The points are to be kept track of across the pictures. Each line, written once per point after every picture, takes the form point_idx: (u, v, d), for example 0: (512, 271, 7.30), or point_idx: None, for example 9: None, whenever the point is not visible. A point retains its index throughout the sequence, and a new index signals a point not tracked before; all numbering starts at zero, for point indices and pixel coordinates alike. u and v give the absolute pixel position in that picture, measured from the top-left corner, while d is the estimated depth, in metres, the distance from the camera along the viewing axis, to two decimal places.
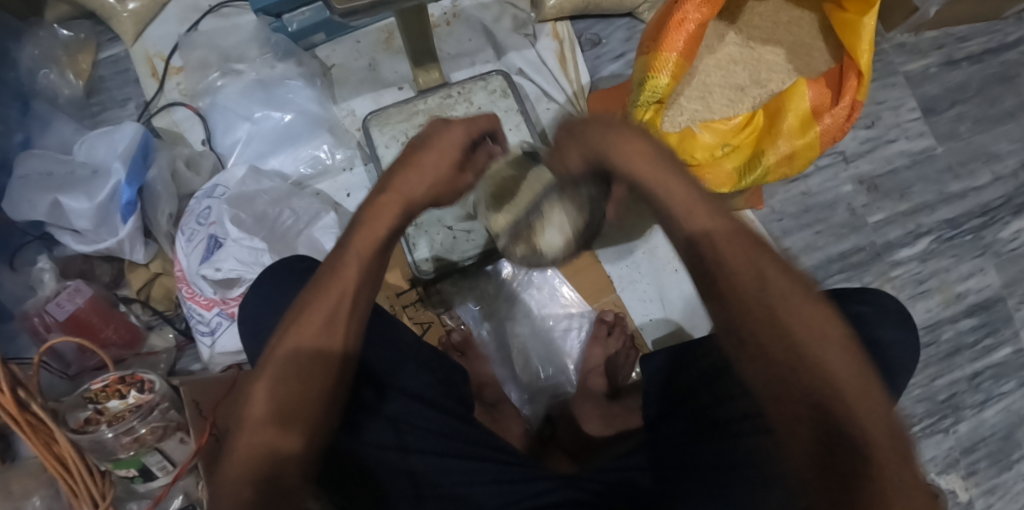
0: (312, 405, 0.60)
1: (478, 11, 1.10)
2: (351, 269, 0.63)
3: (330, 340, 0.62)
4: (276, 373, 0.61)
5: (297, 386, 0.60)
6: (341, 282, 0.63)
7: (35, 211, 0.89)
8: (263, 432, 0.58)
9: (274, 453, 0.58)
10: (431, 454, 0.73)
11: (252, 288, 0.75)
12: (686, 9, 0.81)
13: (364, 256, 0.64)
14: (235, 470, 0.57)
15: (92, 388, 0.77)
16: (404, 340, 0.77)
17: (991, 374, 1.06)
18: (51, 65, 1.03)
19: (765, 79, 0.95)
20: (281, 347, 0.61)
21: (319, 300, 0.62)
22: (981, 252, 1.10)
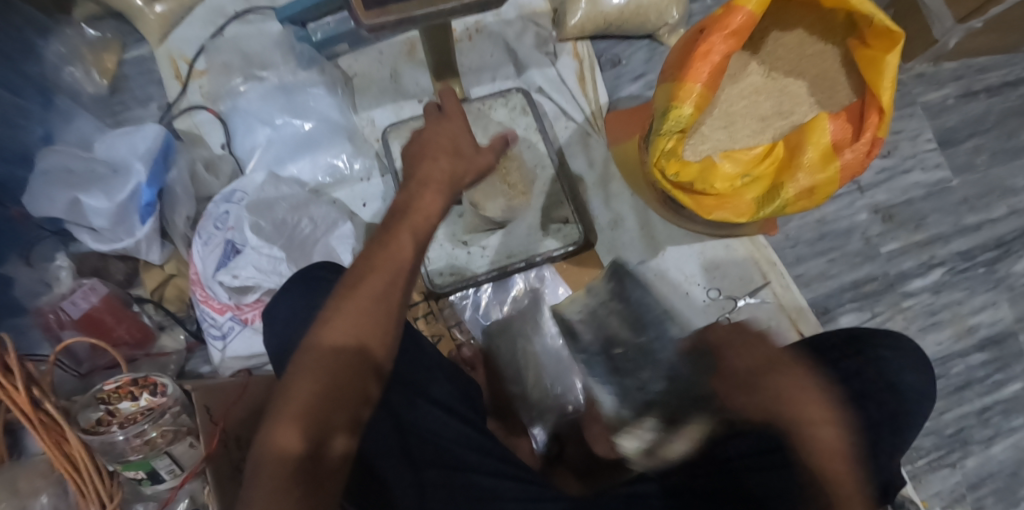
0: (346, 401, 0.61)
1: (502, 27, 1.09)
2: (397, 255, 0.66)
3: (368, 336, 0.62)
4: (314, 364, 0.61)
5: (332, 381, 0.61)
6: (385, 269, 0.64)
7: (53, 208, 0.89)
8: (297, 426, 0.59)
9: (309, 447, 0.59)
10: (449, 467, 0.73)
11: (279, 294, 0.75)
12: (713, 39, 0.73)
13: (412, 233, 0.67)
14: (271, 463, 0.58)
15: (105, 388, 0.77)
16: (427, 355, 0.77)
17: (1001, 409, 1.07)
18: (77, 62, 1.06)
19: (790, 110, 0.88)
20: (320, 339, 0.62)
21: (363, 289, 0.63)
22: (994, 286, 1.11)
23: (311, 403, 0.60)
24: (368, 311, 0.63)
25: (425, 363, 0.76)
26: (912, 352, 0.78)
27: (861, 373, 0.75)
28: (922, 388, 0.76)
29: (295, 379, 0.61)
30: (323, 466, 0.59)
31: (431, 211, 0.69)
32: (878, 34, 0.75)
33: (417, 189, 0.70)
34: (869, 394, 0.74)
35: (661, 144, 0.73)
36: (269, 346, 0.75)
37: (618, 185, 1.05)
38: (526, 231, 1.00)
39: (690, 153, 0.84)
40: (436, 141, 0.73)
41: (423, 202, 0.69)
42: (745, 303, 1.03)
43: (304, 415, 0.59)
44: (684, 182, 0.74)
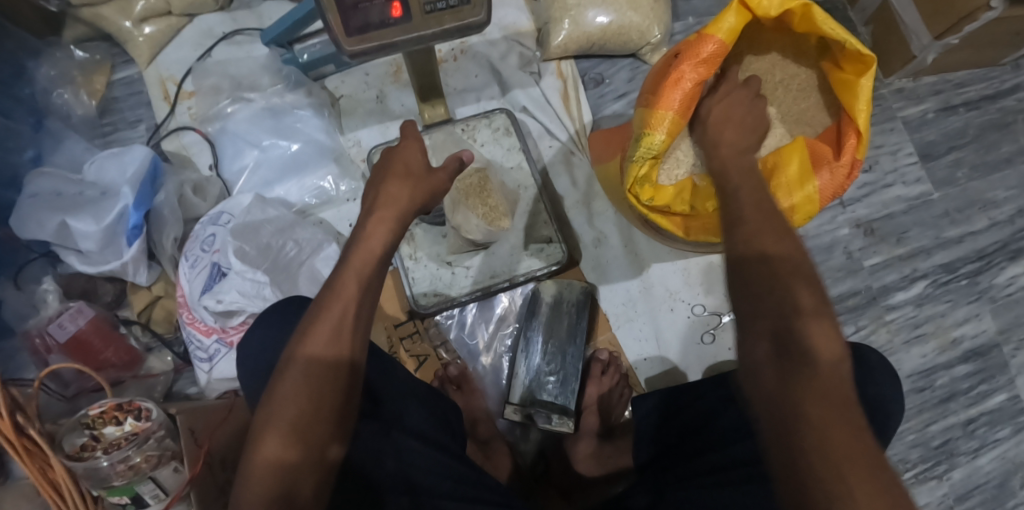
0: (321, 419, 0.63)
1: (487, 48, 1.11)
2: (350, 290, 0.67)
3: (338, 350, 0.64)
4: (287, 400, 0.62)
5: (306, 396, 0.62)
6: (341, 302, 0.65)
7: (42, 230, 0.91)
8: (275, 445, 0.61)
9: (286, 466, 0.61)
10: (434, 493, 0.74)
11: (258, 322, 0.77)
12: (684, 68, 0.74)
13: (359, 271, 0.68)
14: (254, 486, 0.60)
15: (89, 413, 0.78)
16: (401, 381, 0.80)
17: (986, 420, 1.08)
18: (67, 85, 1.07)
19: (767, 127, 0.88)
20: (293, 358, 0.64)
21: (320, 326, 0.65)
22: (977, 298, 1.12)
23: (292, 417, 0.62)
24: (333, 341, 0.64)
25: (399, 393, 0.78)
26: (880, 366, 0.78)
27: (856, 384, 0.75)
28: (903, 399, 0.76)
29: (270, 419, 0.62)
30: (305, 494, 0.61)
31: (376, 240, 0.71)
32: (851, 58, 0.76)
33: (362, 221, 0.73)
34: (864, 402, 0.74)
35: (635, 171, 0.75)
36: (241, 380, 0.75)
37: (601, 203, 1.07)
38: (509, 251, 1.00)
39: (666, 178, 0.88)
40: (387, 166, 0.76)
41: (370, 231, 0.71)
42: (730, 318, 1.03)
43: (287, 446, 0.61)
44: (659, 206, 0.76)
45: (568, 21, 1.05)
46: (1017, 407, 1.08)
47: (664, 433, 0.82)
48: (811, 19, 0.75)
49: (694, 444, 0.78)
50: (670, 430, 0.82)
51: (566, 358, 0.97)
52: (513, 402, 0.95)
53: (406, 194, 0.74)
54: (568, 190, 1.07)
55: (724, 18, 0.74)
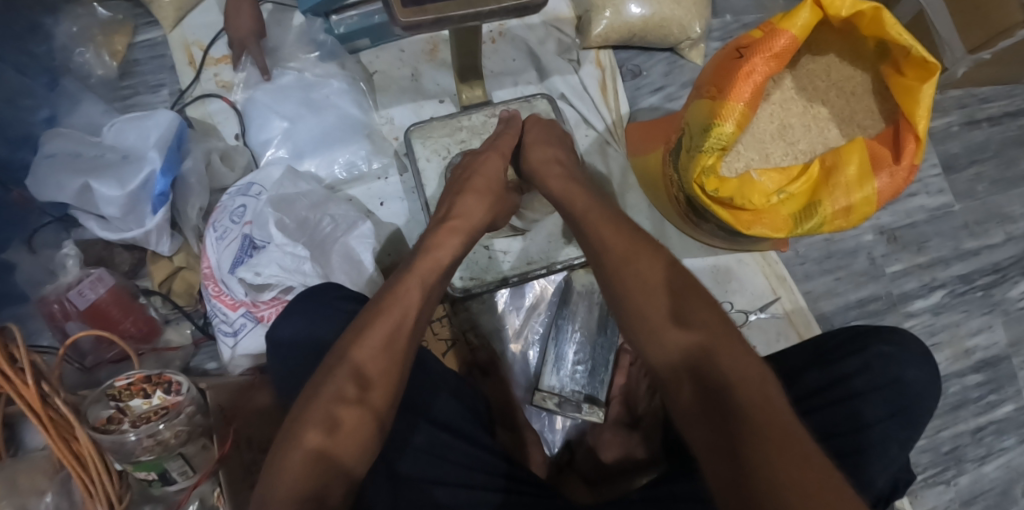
0: (364, 424, 0.61)
1: (524, 32, 1.10)
2: (403, 306, 0.68)
3: (387, 357, 0.64)
4: (327, 401, 0.61)
5: (347, 398, 0.61)
6: (399, 309, 0.67)
7: (62, 193, 0.86)
8: (316, 441, 0.59)
9: (322, 464, 0.58)
10: (452, 485, 0.71)
11: (286, 313, 0.74)
12: (755, 61, 0.74)
13: (422, 277, 0.71)
14: (286, 486, 0.57)
15: (115, 384, 0.74)
16: (432, 369, 0.78)
17: (994, 429, 1.10)
18: (88, 44, 1.02)
19: (820, 128, 0.88)
20: (342, 360, 0.64)
21: (372, 333, 0.65)
22: (990, 309, 1.14)
23: (332, 418, 0.60)
24: (385, 348, 0.65)
25: (426, 382, 0.76)
26: (917, 351, 0.78)
27: (851, 376, 0.75)
28: (922, 382, 0.76)
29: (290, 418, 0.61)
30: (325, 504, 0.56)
31: (440, 254, 0.74)
32: (914, 64, 0.77)
33: (436, 227, 0.78)
34: (866, 393, 0.74)
35: (702, 161, 0.74)
36: (268, 366, 0.73)
37: (635, 196, 1.06)
38: (547, 238, 1.00)
39: (727, 169, 0.84)
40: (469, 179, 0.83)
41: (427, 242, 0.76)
42: (756, 317, 1.05)
43: (298, 439, 0.59)
44: (724, 198, 0.75)
45: (609, 10, 1.04)
46: None
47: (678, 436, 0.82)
48: (880, 23, 0.76)
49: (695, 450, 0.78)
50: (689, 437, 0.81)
51: (596, 349, 0.97)
52: (543, 389, 0.95)
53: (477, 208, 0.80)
54: (603, 179, 1.06)
55: (798, 14, 0.74)
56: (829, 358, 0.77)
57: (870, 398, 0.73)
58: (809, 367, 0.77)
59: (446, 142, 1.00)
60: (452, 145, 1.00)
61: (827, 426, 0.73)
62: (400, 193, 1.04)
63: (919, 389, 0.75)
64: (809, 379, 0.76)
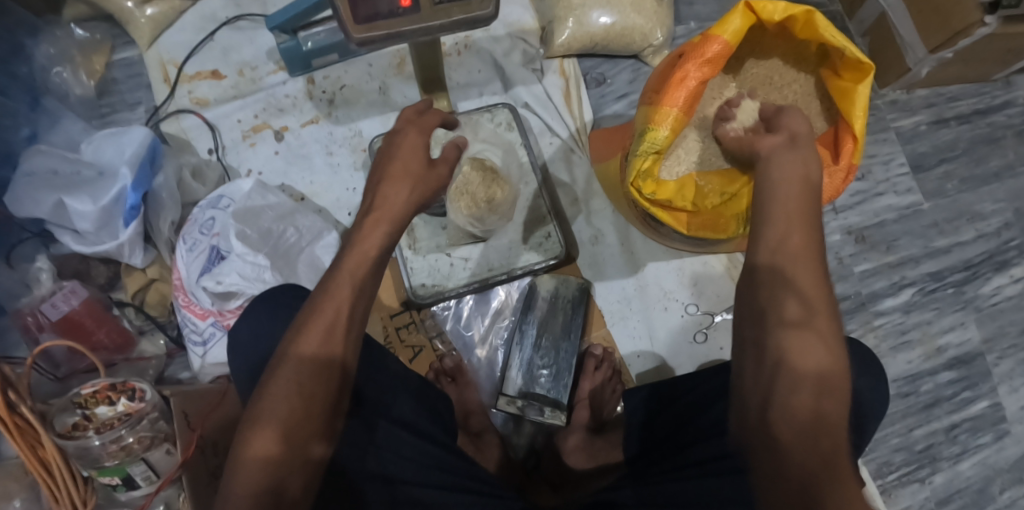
0: (313, 417, 0.62)
1: (490, 44, 1.13)
2: (343, 293, 0.66)
3: (330, 349, 0.64)
4: (272, 401, 0.62)
5: (293, 395, 0.62)
6: (334, 304, 0.65)
7: (37, 208, 0.90)
8: (270, 440, 0.60)
9: (278, 463, 0.60)
10: (417, 485, 0.74)
11: (243, 317, 0.75)
12: (688, 68, 0.76)
13: (353, 278, 0.67)
14: (243, 484, 0.59)
15: (82, 393, 0.76)
16: (393, 370, 0.78)
17: (968, 427, 1.10)
18: (66, 63, 1.06)
19: None
20: (284, 357, 0.63)
21: (319, 321, 0.64)
22: (962, 307, 1.14)
23: (280, 415, 0.61)
24: (327, 341, 0.64)
25: (390, 383, 0.77)
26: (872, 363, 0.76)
27: None
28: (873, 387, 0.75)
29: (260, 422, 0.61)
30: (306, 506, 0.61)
31: None
32: (849, 66, 0.78)
33: None
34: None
35: (637, 166, 0.76)
36: (229, 365, 0.75)
37: (600, 201, 1.08)
38: (508, 244, 1.01)
39: (667, 173, 0.87)
40: (387, 164, 0.72)
41: (366, 234, 0.69)
42: (722, 318, 1.05)
43: (280, 442, 0.60)
44: (662, 201, 0.77)
45: (571, 20, 1.07)
46: (998, 414, 1.11)
47: (653, 429, 0.82)
48: (813, 25, 0.77)
49: (663, 451, 0.79)
50: (656, 430, 0.82)
51: (559, 354, 0.98)
52: (506, 394, 0.96)
53: (406, 199, 0.71)
54: (566, 187, 1.08)
55: (730, 19, 0.76)
56: None
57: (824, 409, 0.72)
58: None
59: None
60: None
61: None
62: None
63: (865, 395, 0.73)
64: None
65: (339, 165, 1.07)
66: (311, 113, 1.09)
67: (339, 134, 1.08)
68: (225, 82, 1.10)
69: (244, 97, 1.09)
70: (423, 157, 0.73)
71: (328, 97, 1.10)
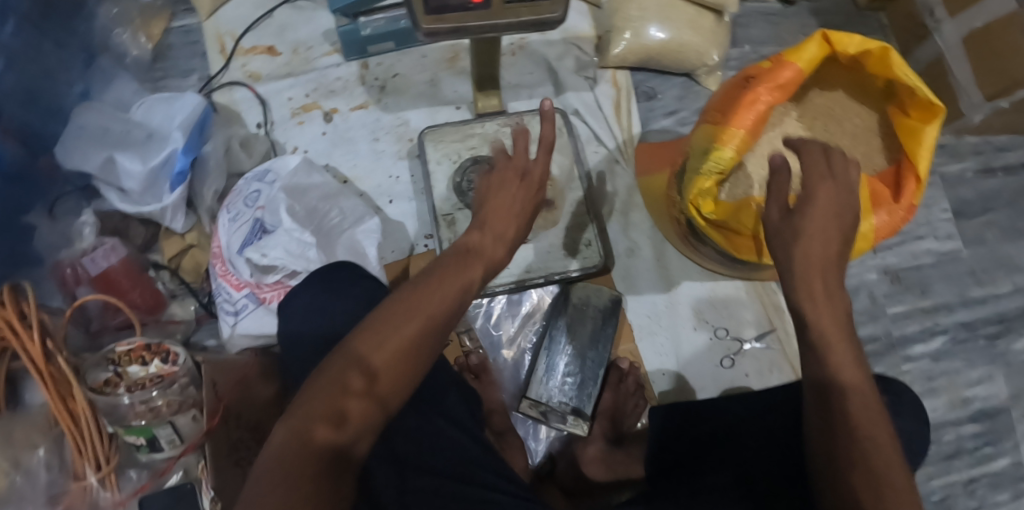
0: (358, 406, 0.52)
1: (544, 47, 1.14)
2: (433, 284, 0.57)
3: (398, 334, 0.54)
4: (313, 388, 0.52)
5: (331, 384, 0.52)
6: (419, 296, 0.55)
7: (87, 163, 0.91)
8: (305, 427, 0.50)
9: (307, 445, 0.49)
10: (438, 477, 0.70)
11: (298, 289, 0.76)
12: (760, 91, 0.77)
13: (462, 272, 0.58)
14: (268, 472, 0.49)
15: (117, 350, 0.75)
16: (431, 363, 0.78)
17: (987, 482, 1.07)
18: (126, 25, 1.07)
19: None
20: (349, 342, 0.54)
21: (384, 316, 0.54)
22: (992, 360, 1.12)
23: (313, 403, 0.51)
24: (394, 327, 0.54)
25: (432, 377, 0.77)
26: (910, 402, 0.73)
27: None
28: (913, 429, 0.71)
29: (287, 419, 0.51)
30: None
31: (494, 257, 0.62)
32: (918, 106, 0.78)
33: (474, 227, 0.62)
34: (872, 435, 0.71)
35: (699, 184, 0.76)
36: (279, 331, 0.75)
37: (639, 215, 1.07)
38: (547, 248, 0.99)
39: (728, 195, 0.85)
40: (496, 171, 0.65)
41: (466, 263, 0.59)
42: (751, 346, 1.04)
43: (302, 430, 0.50)
44: (716, 221, 0.77)
45: (629, 32, 1.07)
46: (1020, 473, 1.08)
47: (664, 452, 0.81)
48: (887, 63, 0.78)
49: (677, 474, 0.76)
50: (665, 458, 0.81)
51: (585, 364, 0.96)
52: (530, 397, 0.95)
53: (515, 225, 0.64)
54: (608, 197, 1.08)
55: (806, 48, 0.77)
56: None
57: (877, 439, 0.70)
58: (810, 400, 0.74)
59: (457, 147, 1.01)
60: (464, 151, 1.01)
61: None
62: (410, 192, 1.06)
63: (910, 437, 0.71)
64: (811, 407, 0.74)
65: (384, 152, 1.07)
66: (361, 97, 1.10)
67: (386, 122, 1.09)
68: (279, 58, 1.10)
69: (298, 75, 1.10)
70: (541, 169, 0.66)
71: (380, 84, 1.10)
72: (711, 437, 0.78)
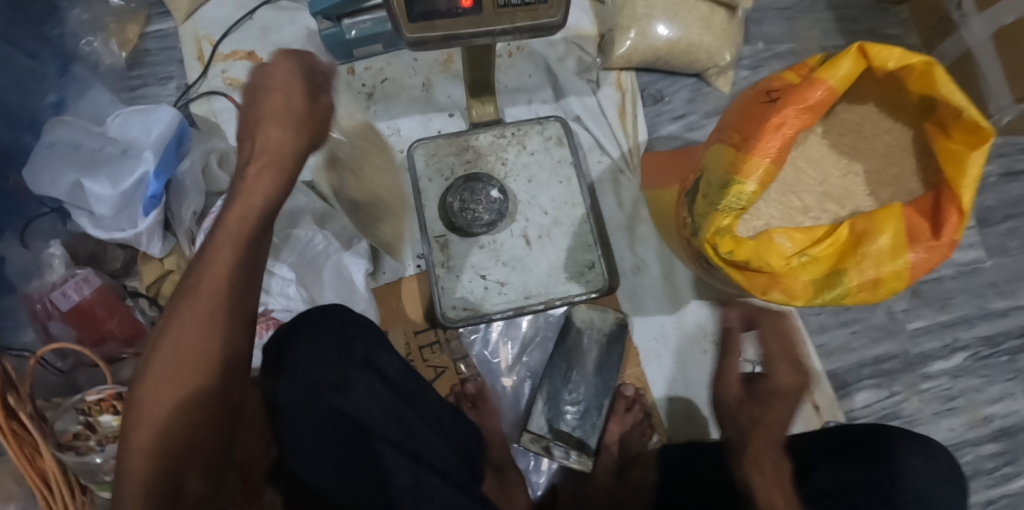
0: (212, 352, 0.51)
1: (545, 48, 1.06)
2: (249, 204, 0.58)
3: (241, 272, 0.54)
4: (169, 345, 0.50)
5: (184, 336, 0.51)
6: (229, 248, 0.55)
7: (56, 188, 0.85)
8: (168, 381, 0.49)
9: (177, 401, 0.49)
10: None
11: (285, 333, 0.67)
12: (787, 113, 0.70)
13: (274, 179, 0.60)
14: (149, 428, 0.48)
15: (86, 399, 0.71)
16: (429, 407, 0.72)
17: (1007, 504, 1.02)
18: (97, 32, 0.99)
19: (838, 195, 0.82)
20: (193, 285, 0.53)
21: (216, 265, 0.53)
22: (1014, 376, 1.07)
23: (172, 355, 0.50)
24: (233, 264, 0.54)
25: (423, 411, 0.71)
26: (946, 466, 0.69)
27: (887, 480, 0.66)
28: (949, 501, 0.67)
29: (158, 356, 0.50)
30: (193, 485, 0.47)
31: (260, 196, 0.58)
32: (962, 127, 0.71)
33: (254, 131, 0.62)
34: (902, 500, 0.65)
35: (717, 221, 0.69)
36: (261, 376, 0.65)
37: (646, 229, 1.02)
38: (547, 271, 0.93)
39: (744, 228, 0.78)
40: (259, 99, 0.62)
41: (250, 183, 0.59)
42: (763, 368, 0.98)
43: (167, 385, 0.49)
44: (739, 261, 0.68)
45: (634, 31, 0.99)
46: None
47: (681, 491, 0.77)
48: (930, 79, 0.71)
49: None
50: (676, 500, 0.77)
51: (589, 389, 0.92)
52: (531, 431, 0.90)
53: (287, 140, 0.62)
54: (613, 212, 1.02)
55: (838, 64, 0.70)
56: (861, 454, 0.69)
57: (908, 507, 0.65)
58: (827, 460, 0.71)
59: (451, 161, 0.95)
60: (457, 165, 0.95)
61: None
62: None
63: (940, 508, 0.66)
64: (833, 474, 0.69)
65: None
66: (347, 105, 1.02)
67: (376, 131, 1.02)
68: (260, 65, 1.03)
69: None
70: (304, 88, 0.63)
71: (368, 90, 1.03)
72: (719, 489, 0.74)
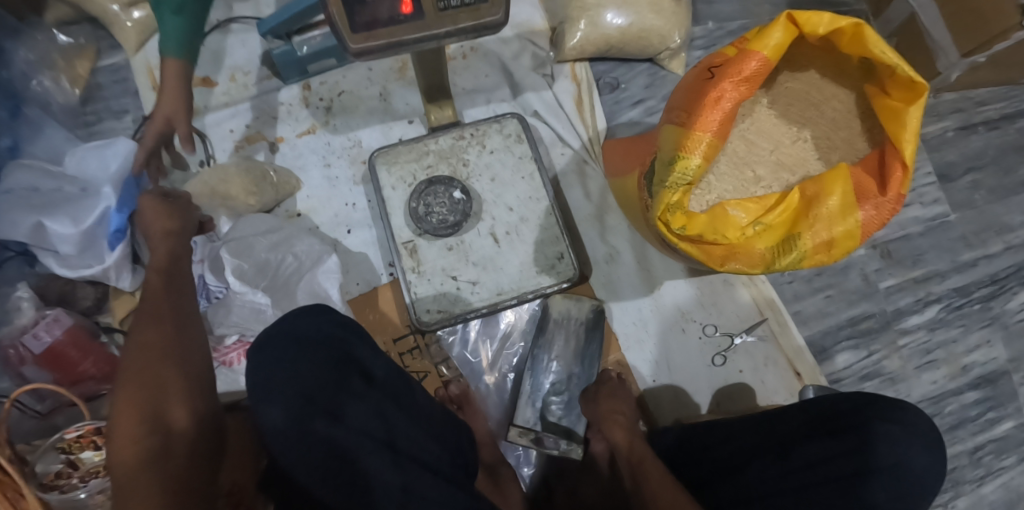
0: (166, 352, 0.63)
1: (498, 47, 1.07)
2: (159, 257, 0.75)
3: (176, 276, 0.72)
4: (133, 353, 0.62)
5: (145, 342, 0.63)
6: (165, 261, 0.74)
7: (14, 231, 0.83)
8: (129, 387, 0.59)
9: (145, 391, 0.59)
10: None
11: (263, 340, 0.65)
12: (725, 86, 0.72)
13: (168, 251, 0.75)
14: (124, 428, 0.57)
15: (66, 437, 0.71)
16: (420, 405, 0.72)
17: (993, 448, 1.04)
18: (46, 70, 0.99)
19: (793, 160, 0.83)
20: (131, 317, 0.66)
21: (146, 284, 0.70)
22: (989, 324, 1.09)
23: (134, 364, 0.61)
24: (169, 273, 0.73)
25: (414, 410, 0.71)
26: (928, 432, 0.70)
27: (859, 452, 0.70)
28: (931, 465, 0.69)
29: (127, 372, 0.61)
30: (178, 420, 0.59)
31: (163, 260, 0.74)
32: (899, 84, 0.72)
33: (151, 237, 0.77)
34: (873, 472, 0.68)
35: (667, 198, 0.70)
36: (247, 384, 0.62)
37: (614, 217, 1.02)
38: (518, 269, 0.93)
39: (696, 203, 0.81)
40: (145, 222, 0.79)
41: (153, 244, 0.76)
42: (742, 340, 0.99)
43: (130, 392, 0.59)
44: (693, 236, 0.71)
45: (584, 22, 1.00)
46: None
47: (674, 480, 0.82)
48: (861, 40, 0.72)
49: None
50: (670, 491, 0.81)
51: (572, 379, 0.93)
52: (519, 425, 0.91)
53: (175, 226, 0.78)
54: (580, 203, 1.03)
55: (771, 34, 0.72)
56: (835, 429, 0.73)
57: (881, 478, 0.68)
58: (809, 436, 0.74)
59: (412, 168, 0.95)
60: (419, 172, 0.95)
61: (823, 496, 0.69)
62: (368, 219, 1.00)
63: (917, 472, 0.69)
64: (808, 449, 0.73)
65: (338, 179, 1.01)
66: (308, 121, 1.03)
67: (337, 145, 1.02)
68: (217, 88, 1.03)
69: (238, 105, 1.02)
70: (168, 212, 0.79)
71: (325, 105, 1.03)
72: (707, 473, 0.79)
